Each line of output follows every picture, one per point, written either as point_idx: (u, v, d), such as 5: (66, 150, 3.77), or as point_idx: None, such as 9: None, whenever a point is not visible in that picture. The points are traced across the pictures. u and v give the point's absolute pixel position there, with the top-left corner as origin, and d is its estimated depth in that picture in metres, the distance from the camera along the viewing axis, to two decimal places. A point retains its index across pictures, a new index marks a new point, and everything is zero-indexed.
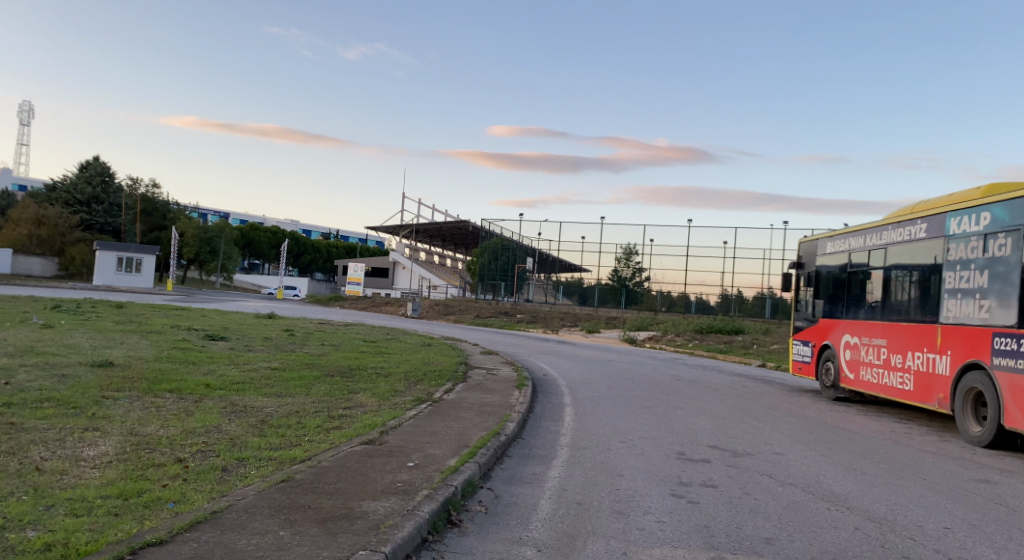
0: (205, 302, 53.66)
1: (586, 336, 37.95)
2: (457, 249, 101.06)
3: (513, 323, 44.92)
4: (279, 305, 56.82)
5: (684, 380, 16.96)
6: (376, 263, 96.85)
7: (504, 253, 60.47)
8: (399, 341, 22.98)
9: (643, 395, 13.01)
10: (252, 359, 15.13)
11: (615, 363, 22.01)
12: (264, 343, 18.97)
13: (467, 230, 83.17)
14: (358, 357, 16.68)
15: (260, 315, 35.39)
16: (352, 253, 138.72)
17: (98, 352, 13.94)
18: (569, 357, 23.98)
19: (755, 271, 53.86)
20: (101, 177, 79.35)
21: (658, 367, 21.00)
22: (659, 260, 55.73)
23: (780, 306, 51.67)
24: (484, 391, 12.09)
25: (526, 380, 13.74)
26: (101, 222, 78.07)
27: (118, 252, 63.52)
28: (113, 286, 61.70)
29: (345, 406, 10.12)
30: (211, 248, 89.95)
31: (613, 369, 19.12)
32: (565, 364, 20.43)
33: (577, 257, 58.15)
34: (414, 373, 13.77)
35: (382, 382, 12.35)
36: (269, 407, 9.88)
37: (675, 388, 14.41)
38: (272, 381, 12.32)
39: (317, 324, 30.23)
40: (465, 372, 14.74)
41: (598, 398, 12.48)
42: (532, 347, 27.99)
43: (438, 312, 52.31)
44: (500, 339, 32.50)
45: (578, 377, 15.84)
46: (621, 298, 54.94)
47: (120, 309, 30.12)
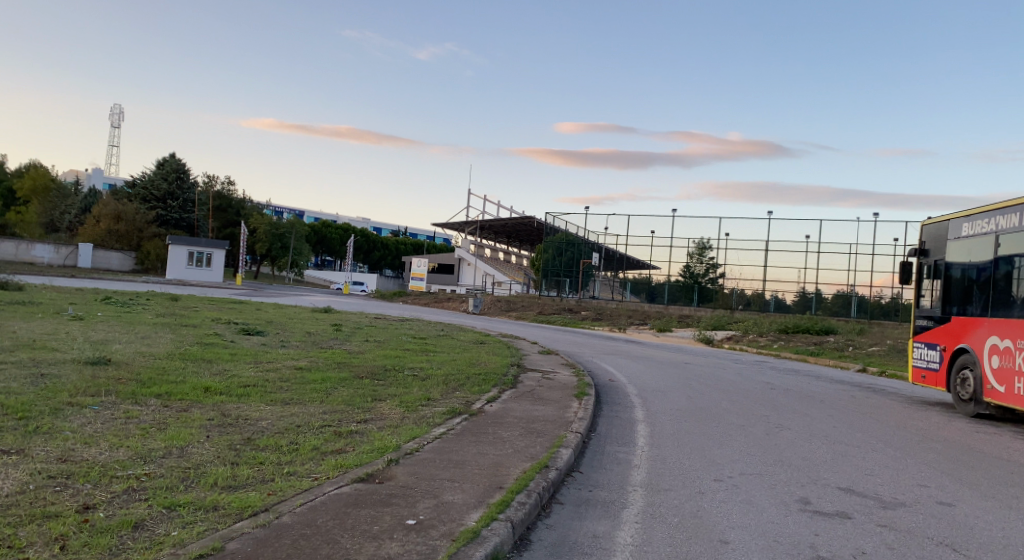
0: (269, 296, 53.22)
1: (657, 335, 35.31)
2: (522, 245, 99.28)
3: (579, 321, 42.57)
4: (342, 300, 55.85)
5: (777, 387, 14.30)
6: (441, 259, 95.69)
7: (568, 248, 58.35)
8: (452, 339, 20.96)
9: (732, 408, 10.50)
10: (278, 357, 13.31)
11: (692, 367, 19.38)
12: (302, 338, 17.25)
13: (533, 225, 80.97)
14: (399, 356, 14.69)
15: (315, 308, 33.99)
16: (418, 250, 138.26)
17: (105, 348, 12.30)
18: (638, 358, 21.47)
19: (842, 267, 49.81)
20: (177, 174, 79.61)
21: (742, 371, 18.28)
22: (735, 255, 52.45)
23: (864, 305, 48.46)
24: (533, 401, 9.83)
25: (587, 388, 11.42)
26: (176, 217, 78.76)
27: (188, 246, 63.84)
28: (184, 280, 62.00)
29: (357, 419, 8.06)
30: (280, 243, 90.31)
31: (692, 374, 16.54)
32: (634, 366, 17.96)
33: (646, 252, 55.05)
34: (456, 376, 11.64)
35: (415, 388, 10.27)
36: (264, 420, 7.93)
37: (771, 399, 11.82)
38: (287, 384, 10.42)
39: (371, 319, 28.48)
40: (515, 375, 12.50)
41: (678, 411, 10.11)
42: (597, 347, 25.52)
43: (501, 309, 50.36)
44: (563, 337, 30.17)
45: (651, 384, 13.38)
46: (692, 296, 52.06)
47: (173, 301, 29.16)
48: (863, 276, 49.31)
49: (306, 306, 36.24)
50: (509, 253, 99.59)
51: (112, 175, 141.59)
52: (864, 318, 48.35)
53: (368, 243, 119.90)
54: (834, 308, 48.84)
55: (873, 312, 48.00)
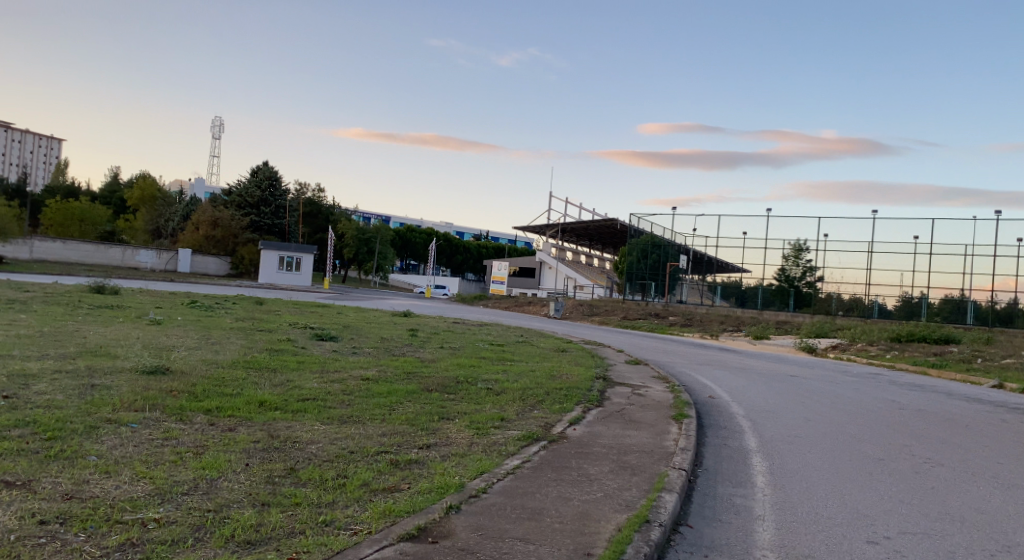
0: (354, 300, 53.41)
1: (752, 343, 33.21)
2: (605, 249, 97.83)
3: (666, 326, 40.72)
4: (425, 304, 55.65)
5: (905, 409, 12.49)
6: (524, 263, 95.01)
7: (654, 250, 55.87)
8: (533, 346, 19.82)
9: (862, 437, 8.92)
10: (347, 366, 12.41)
11: (798, 380, 17.58)
12: (377, 344, 16.42)
13: (617, 229, 79.35)
14: (475, 366, 13.58)
15: (395, 312, 33.48)
16: (500, 253, 138.20)
17: (168, 355, 11.65)
18: (736, 369, 19.76)
19: (956, 269, 46.39)
20: (269, 181, 81.61)
21: (856, 387, 16.40)
22: (836, 258, 49.58)
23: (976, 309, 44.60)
24: (624, 424, 8.53)
25: (685, 406, 10.03)
26: (269, 223, 80.58)
27: (279, 251, 65.08)
28: (274, 284, 63.17)
29: (419, 444, 6.93)
30: (367, 248, 91.46)
31: (800, 390, 14.83)
32: (733, 379, 16.32)
33: (739, 254, 52.65)
34: (537, 390, 10.43)
35: (489, 405, 9.10)
36: (315, 443, 6.88)
37: (904, 424, 10.15)
38: (352, 397, 9.44)
39: (451, 324, 27.61)
40: (601, 390, 11.20)
41: (795, 439, 8.64)
42: (688, 355, 23.86)
43: (584, 313, 48.96)
44: (651, 344, 28.56)
45: (757, 403, 11.83)
46: (788, 300, 49.16)
47: (256, 304, 29.14)
48: (979, 278, 45.57)
49: (386, 310, 35.85)
50: (592, 257, 98.03)
51: (210, 181, 147.29)
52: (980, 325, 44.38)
53: (451, 247, 120.75)
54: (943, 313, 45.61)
55: (988, 318, 43.94)
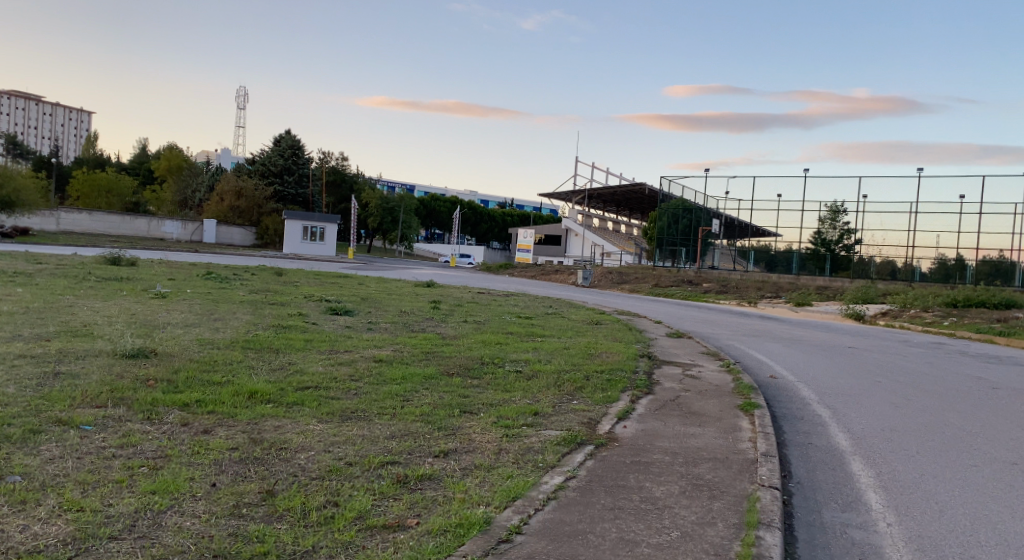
0: (379, 270, 52.17)
1: (794, 310, 31.48)
2: (633, 215, 95.98)
3: (701, 293, 38.95)
4: (450, 273, 54.26)
5: (996, 391, 10.93)
6: (549, 230, 93.27)
7: (685, 215, 53.58)
8: (565, 318, 18.33)
9: (972, 432, 7.43)
10: (360, 344, 11.02)
11: (857, 353, 16.04)
12: (397, 319, 15.01)
13: (646, 195, 77.38)
14: (503, 343, 12.13)
15: (418, 283, 32.10)
16: (525, 221, 136.39)
17: (158, 335, 10.28)
18: (784, 340, 18.21)
19: (1005, 229, 43.98)
20: (292, 150, 80.26)
21: (926, 362, 14.82)
22: (875, 220, 47.18)
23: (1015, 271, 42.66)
24: (683, 418, 7.10)
25: (751, 391, 8.57)
26: (292, 193, 79.38)
27: (303, 221, 63.98)
28: (299, 255, 62.18)
29: (435, 451, 5.48)
30: (392, 217, 90.23)
31: (867, 365, 13.31)
32: (788, 353, 14.82)
33: (773, 217, 50.57)
34: (574, 374, 9.01)
35: (521, 395, 7.65)
36: (307, 447, 5.45)
37: (1011, 415, 8.60)
38: (361, 384, 8.02)
39: (476, 295, 26.16)
40: (649, 372, 9.73)
41: (892, 436, 7.17)
42: (731, 325, 22.32)
43: (615, 281, 47.26)
44: (688, 313, 26.93)
45: (827, 384, 10.33)
46: (825, 264, 47.03)
47: (274, 275, 27.89)
48: None
49: (409, 280, 34.50)
50: (619, 224, 96.09)
51: (233, 151, 146.36)
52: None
53: (476, 215, 119.41)
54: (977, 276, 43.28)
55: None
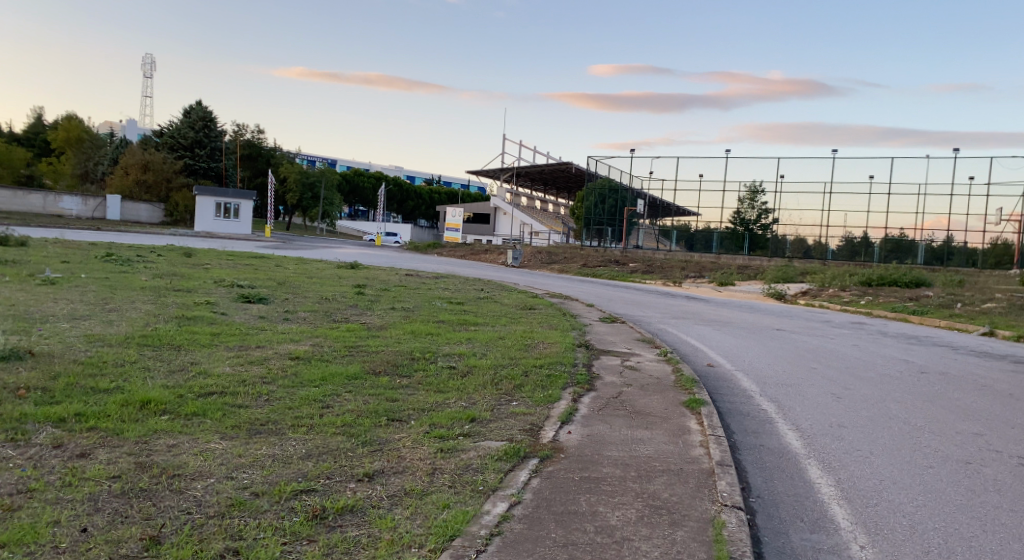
0: (299, 249, 50.38)
1: (718, 290, 31.80)
2: (559, 194, 96.13)
3: (627, 273, 39.04)
4: (374, 252, 52.91)
5: (926, 376, 10.96)
6: (476, 208, 92.40)
7: (611, 194, 53.71)
8: (496, 304, 17.70)
9: (919, 426, 7.23)
10: (275, 338, 10.13)
11: (786, 335, 16.07)
12: (315, 306, 14.07)
13: (572, 173, 77.39)
14: (433, 333, 11.45)
15: (341, 264, 30.93)
16: (452, 198, 134.96)
17: (39, 330, 9.10)
18: (714, 322, 18.14)
19: (909, 209, 46.22)
20: (204, 122, 76.59)
21: (853, 345, 14.92)
22: (792, 200, 48.27)
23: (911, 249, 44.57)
24: (629, 420, 6.62)
25: (694, 385, 8.19)
26: (204, 167, 75.85)
27: (216, 197, 61.19)
28: (212, 233, 59.50)
29: (358, 474, 4.80)
30: (312, 193, 87.57)
31: (799, 349, 13.24)
32: (720, 338, 14.67)
33: (695, 198, 51.02)
34: (510, 370, 8.43)
35: (455, 399, 7.01)
36: (206, 473, 4.67)
37: (950, 405, 8.50)
38: (275, 388, 7.22)
39: (402, 277, 25.29)
40: (588, 365, 9.25)
41: (841, 434, 6.89)
42: (660, 307, 22.18)
43: (542, 260, 46.98)
44: (617, 294, 26.81)
45: (766, 372, 10.10)
46: (743, 243, 47.72)
47: (184, 256, 26.29)
48: (931, 218, 45.57)
49: (332, 261, 33.24)
50: (546, 201, 95.98)
51: (142, 123, 139.14)
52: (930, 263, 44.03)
53: (402, 192, 117.45)
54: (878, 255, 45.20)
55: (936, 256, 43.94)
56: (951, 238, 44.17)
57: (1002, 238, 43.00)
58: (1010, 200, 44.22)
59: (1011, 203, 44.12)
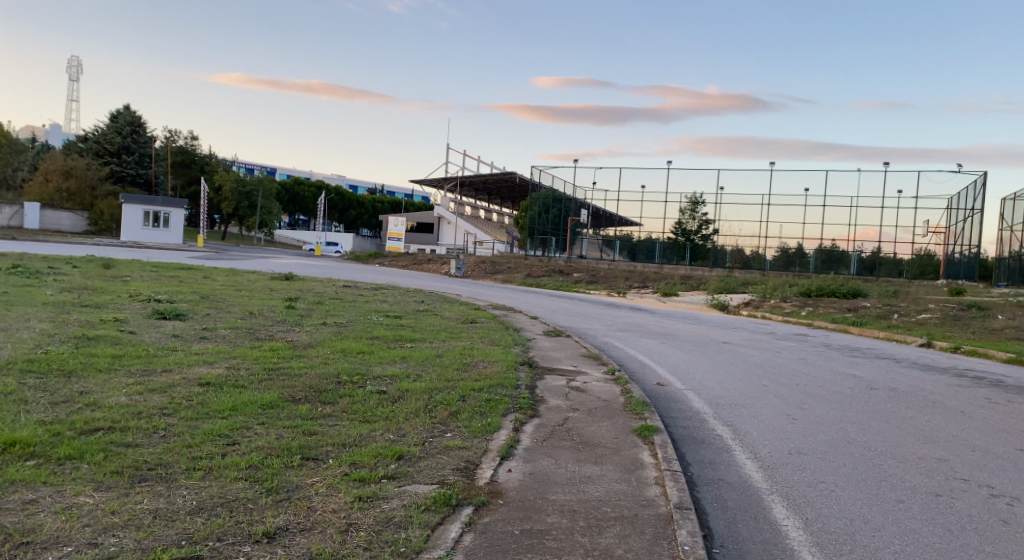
0: (233, 260, 48.59)
1: (662, 300, 31.62)
2: (503, 203, 95.86)
3: (571, 284, 38.74)
4: (312, 263, 51.43)
5: (878, 390, 10.63)
6: (419, 217, 91.19)
7: (555, 205, 53.76)
8: (435, 318, 16.97)
9: (882, 452, 6.77)
10: (186, 360, 9.14)
11: (732, 348, 15.71)
12: (237, 322, 13.05)
13: (515, 183, 77.15)
14: (365, 352, 10.60)
15: (275, 275, 29.66)
16: (396, 207, 133.23)
17: None
18: (659, 335, 17.70)
19: (842, 221, 46.81)
20: (132, 127, 73.62)
21: (800, 358, 14.63)
22: (731, 211, 48.70)
23: (842, 260, 45.90)
24: (576, 453, 5.99)
25: (645, 409, 7.58)
26: (132, 174, 72.94)
27: (144, 205, 58.72)
28: (140, 243, 57.05)
29: (255, 534, 4.05)
30: (248, 202, 85.13)
31: (748, 364, 12.84)
32: (667, 352, 14.20)
33: (637, 208, 51.16)
34: (446, 395, 7.69)
35: (383, 432, 6.28)
36: (65, 540, 3.85)
37: (906, 424, 8.13)
38: (174, 421, 6.32)
39: (338, 290, 24.30)
40: (531, 387, 8.60)
41: (803, 462, 6.38)
42: (605, 319, 21.76)
43: (486, 271, 46.33)
44: (561, 306, 26.28)
45: (717, 391, 9.59)
46: (685, 253, 48.16)
47: (104, 268, 24.71)
48: (862, 229, 46.28)
49: (266, 272, 31.92)
50: (490, 211, 95.33)
51: (68, 128, 133.64)
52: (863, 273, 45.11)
53: (343, 201, 115.59)
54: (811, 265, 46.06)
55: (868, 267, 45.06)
56: (881, 249, 45.30)
57: (926, 250, 44.95)
58: (937, 213, 45.53)
59: (938, 216, 45.48)
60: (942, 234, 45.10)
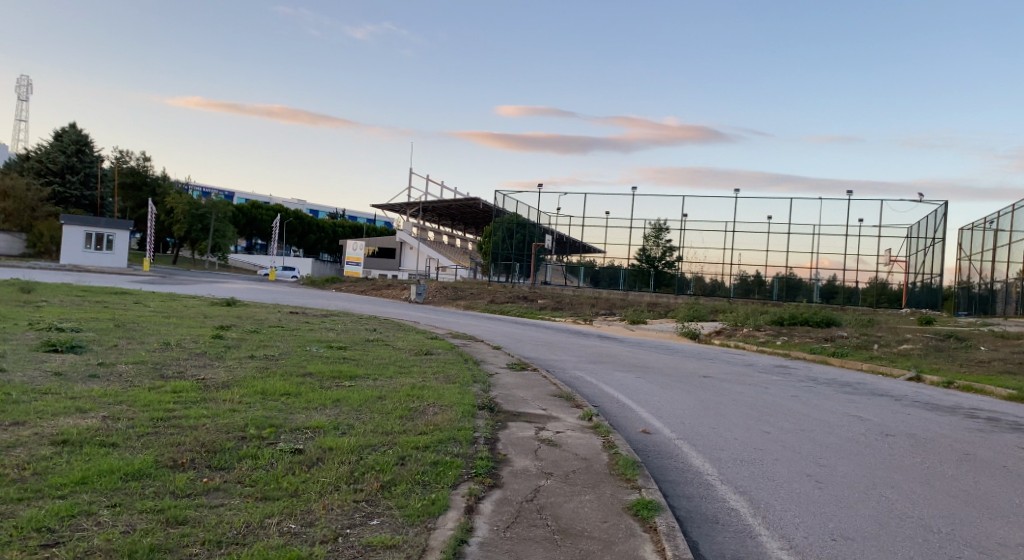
0: (178, 285, 46.05)
1: (630, 328, 30.21)
2: (466, 228, 94.50)
3: (536, 310, 37.19)
4: (264, 288, 49.09)
5: (893, 437, 9.12)
6: (380, 241, 89.15)
7: (519, 230, 51.88)
8: (384, 348, 15.16)
9: (947, 534, 5.22)
10: (53, 407, 7.19)
11: (713, 383, 14.17)
12: (146, 355, 11.14)
13: (479, 208, 75.77)
14: (289, 394, 8.76)
15: (217, 301, 27.60)
16: (356, 232, 130.87)
17: None
18: (633, 368, 16.12)
19: (805, 249, 45.99)
20: (77, 146, 70.72)
21: (791, 394, 13.14)
22: (695, 237, 47.69)
23: (800, 287, 45.31)
24: (551, 551, 4.33)
25: (637, 474, 5.97)
26: (76, 195, 69.88)
27: (85, 226, 55.95)
28: (81, 266, 54.23)
29: None
30: (201, 225, 82.13)
31: (738, 403, 11.26)
32: (645, 388, 12.56)
33: (601, 234, 49.72)
34: (380, 456, 5.92)
35: (281, 524, 4.55)
36: None
37: (954, 487, 6.61)
38: None
39: (282, 316, 22.33)
40: (491, 439, 6.88)
41: (852, 552, 4.80)
42: (573, 348, 20.13)
43: (447, 297, 44.57)
44: (526, 333, 24.58)
45: (717, 443, 7.95)
46: (650, 280, 47.22)
47: (21, 292, 22.41)
48: (825, 257, 45.59)
49: (209, 297, 29.86)
50: (453, 237, 93.78)
51: (14, 147, 128.95)
52: (825, 302, 44.60)
53: (302, 225, 113.09)
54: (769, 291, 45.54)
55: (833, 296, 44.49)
56: (836, 277, 44.73)
57: (880, 277, 44.28)
58: (897, 242, 44.79)
59: (899, 244, 44.73)
60: (903, 264, 44.38)
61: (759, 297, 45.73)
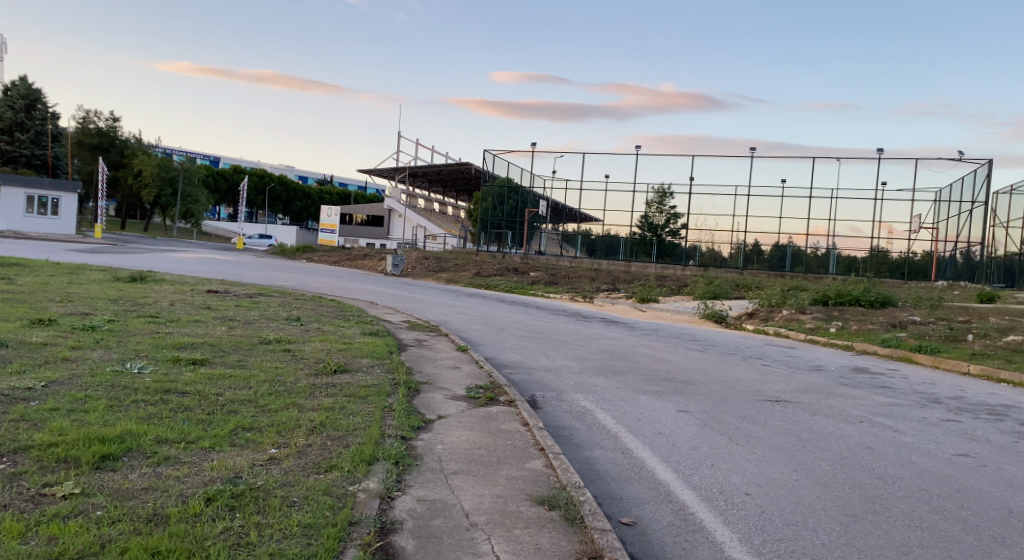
0: (119, 254, 40.25)
1: (640, 309, 24.79)
2: (458, 196, 88.85)
3: (528, 284, 31.65)
4: (221, 258, 43.35)
5: None
6: (365, 209, 83.19)
7: (512, 195, 46.15)
8: (271, 360, 9.42)
9: None
10: None
11: (802, 421, 8.52)
12: None
13: (471, 174, 69.95)
14: None
15: (124, 276, 21.90)
16: (344, 199, 124.45)
17: None
18: (662, 385, 10.50)
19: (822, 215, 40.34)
20: (27, 101, 64.75)
21: (951, 449, 7.42)
22: (702, 203, 41.97)
23: (802, 258, 39.73)
24: None
25: None
26: (25, 154, 63.93)
27: (26, 188, 49.86)
28: (20, 232, 48.30)
29: None
30: (172, 189, 75.97)
31: (899, 496, 5.68)
32: (705, 446, 7.00)
33: (601, 199, 44.05)
34: None
35: None
36: None
37: None
38: None
39: (184, 299, 16.64)
40: None
41: None
42: (572, 346, 14.48)
43: (429, 268, 38.89)
44: (512, 319, 18.93)
45: None
46: (651, 250, 41.67)
47: None
48: (846, 225, 39.80)
49: (121, 271, 24.17)
50: (444, 204, 88.15)
51: None
52: (844, 274, 39.13)
53: (287, 193, 107.11)
54: (771, 262, 40.10)
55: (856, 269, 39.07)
56: (847, 245, 39.59)
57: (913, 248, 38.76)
58: (925, 206, 39.35)
59: (929, 209, 39.29)
60: (933, 230, 38.69)
61: (760, 268, 40.31)
